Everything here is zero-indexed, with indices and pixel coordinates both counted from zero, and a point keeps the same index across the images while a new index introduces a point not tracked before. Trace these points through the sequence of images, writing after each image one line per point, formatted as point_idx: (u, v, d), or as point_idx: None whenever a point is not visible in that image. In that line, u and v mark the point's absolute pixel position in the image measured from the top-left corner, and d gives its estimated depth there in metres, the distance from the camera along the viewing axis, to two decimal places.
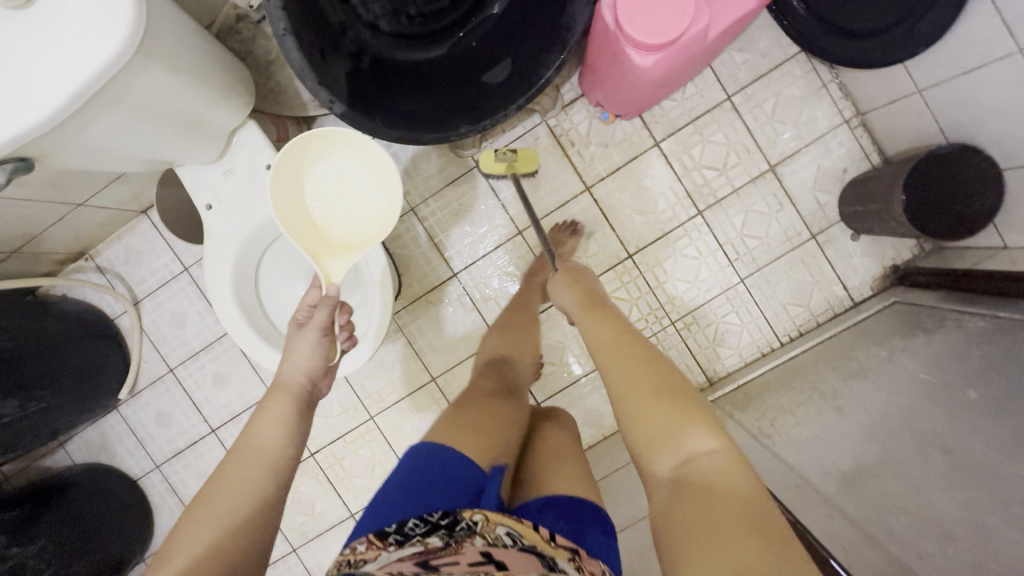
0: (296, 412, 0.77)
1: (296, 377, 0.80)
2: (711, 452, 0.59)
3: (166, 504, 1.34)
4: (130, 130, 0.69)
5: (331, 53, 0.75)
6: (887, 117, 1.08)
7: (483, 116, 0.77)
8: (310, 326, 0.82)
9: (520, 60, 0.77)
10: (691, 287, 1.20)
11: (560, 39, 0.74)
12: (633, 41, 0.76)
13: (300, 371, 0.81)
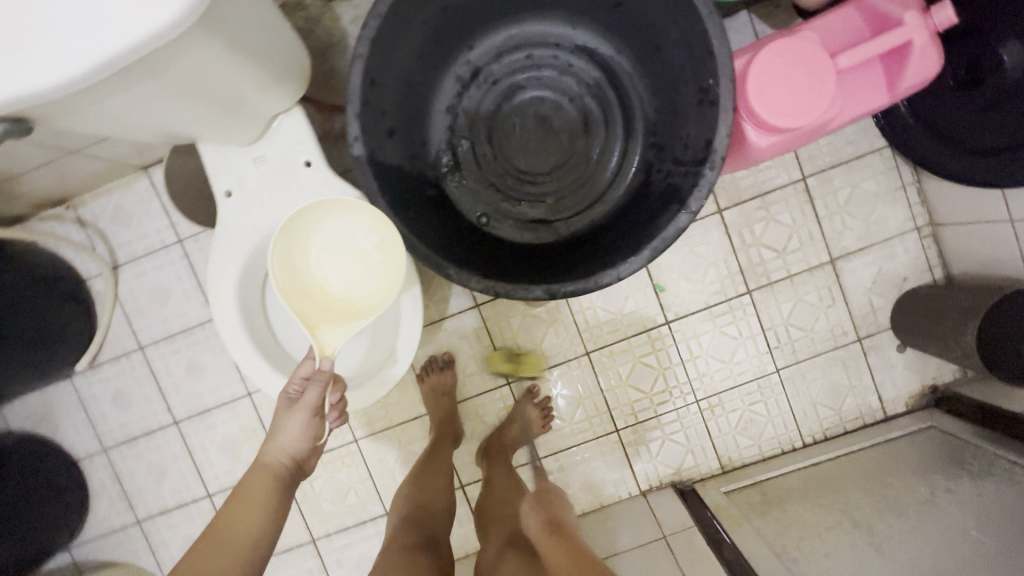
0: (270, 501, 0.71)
1: (279, 458, 0.73)
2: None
3: (106, 493, 1.20)
4: (160, 106, 0.57)
5: (393, 137, 0.77)
6: (965, 235, 1.02)
7: (539, 284, 0.72)
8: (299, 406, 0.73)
9: (597, 261, 0.74)
10: (723, 368, 1.13)
11: (642, 245, 0.71)
12: (756, 119, 0.68)
13: (286, 453, 0.73)
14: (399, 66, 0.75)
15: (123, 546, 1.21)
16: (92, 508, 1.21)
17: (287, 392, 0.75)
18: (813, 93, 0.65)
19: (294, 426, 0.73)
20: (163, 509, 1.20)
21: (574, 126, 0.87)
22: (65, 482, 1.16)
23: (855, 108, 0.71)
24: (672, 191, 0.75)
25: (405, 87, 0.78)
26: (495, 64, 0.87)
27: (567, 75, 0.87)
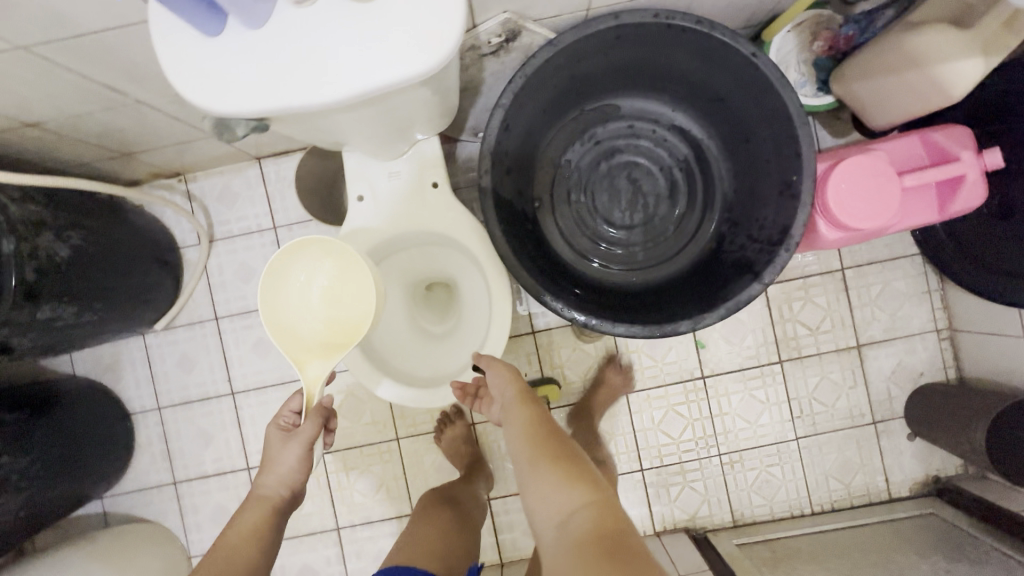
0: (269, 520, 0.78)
1: (277, 490, 0.81)
2: (580, 512, 0.62)
3: (151, 450, 1.26)
4: (359, 121, 0.68)
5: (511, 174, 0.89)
6: (981, 343, 1.14)
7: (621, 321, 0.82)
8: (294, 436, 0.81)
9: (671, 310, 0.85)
10: (747, 428, 1.22)
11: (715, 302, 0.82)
12: (830, 216, 0.81)
13: (282, 485, 0.81)
14: (528, 119, 0.88)
15: (154, 504, 1.25)
16: (134, 462, 1.26)
17: (280, 423, 0.84)
18: (878, 205, 0.78)
19: (293, 459, 0.81)
20: (202, 475, 1.25)
21: (660, 192, 1.01)
22: (119, 432, 1.21)
23: (911, 216, 0.84)
24: (745, 261, 0.87)
25: (529, 137, 0.91)
26: (603, 127, 1.00)
27: (661, 147, 1.01)
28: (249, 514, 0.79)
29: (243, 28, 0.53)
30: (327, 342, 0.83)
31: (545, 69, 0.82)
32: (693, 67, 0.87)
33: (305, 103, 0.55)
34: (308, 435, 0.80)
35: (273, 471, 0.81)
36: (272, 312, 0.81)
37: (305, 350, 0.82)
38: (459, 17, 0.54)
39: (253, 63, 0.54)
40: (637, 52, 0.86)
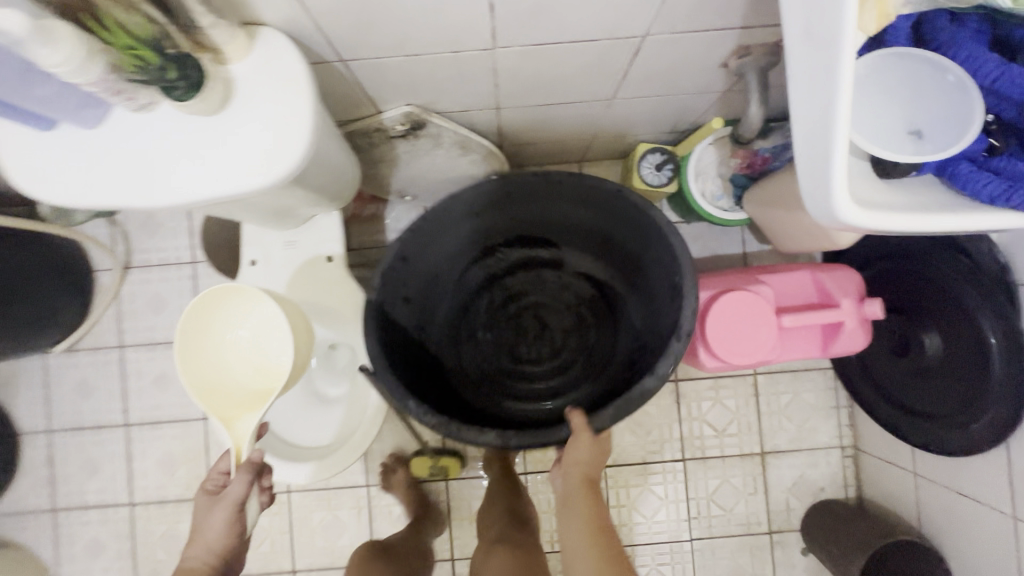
0: None
1: (205, 559, 0.71)
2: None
3: (34, 473, 1.22)
4: (226, 207, 0.67)
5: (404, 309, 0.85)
6: (878, 468, 1.14)
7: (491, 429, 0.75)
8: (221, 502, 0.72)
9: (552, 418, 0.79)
10: (642, 523, 1.20)
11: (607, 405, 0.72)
12: (709, 347, 0.80)
13: (210, 554, 0.71)
14: (430, 260, 0.89)
15: (29, 529, 1.21)
16: (14, 484, 1.22)
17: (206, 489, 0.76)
18: (751, 342, 0.79)
19: (220, 523, 0.72)
20: (83, 505, 1.21)
21: (566, 327, 0.99)
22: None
23: (794, 350, 0.83)
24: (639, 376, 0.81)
25: (439, 274, 0.92)
26: (516, 265, 0.99)
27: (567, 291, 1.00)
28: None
29: (79, 129, 0.52)
30: (257, 393, 0.78)
31: (437, 210, 0.83)
32: (589, 213, 0.87)
33: (139, 204, 0.54)
34: (235, 497, 0.71)
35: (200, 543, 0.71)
36: (192, 369, 0.77)
37: (229, 405, 0.77)
38: (306, 137, 0.54)
39: (89, 162, 0.53)
40: (531, 202, 0.87)
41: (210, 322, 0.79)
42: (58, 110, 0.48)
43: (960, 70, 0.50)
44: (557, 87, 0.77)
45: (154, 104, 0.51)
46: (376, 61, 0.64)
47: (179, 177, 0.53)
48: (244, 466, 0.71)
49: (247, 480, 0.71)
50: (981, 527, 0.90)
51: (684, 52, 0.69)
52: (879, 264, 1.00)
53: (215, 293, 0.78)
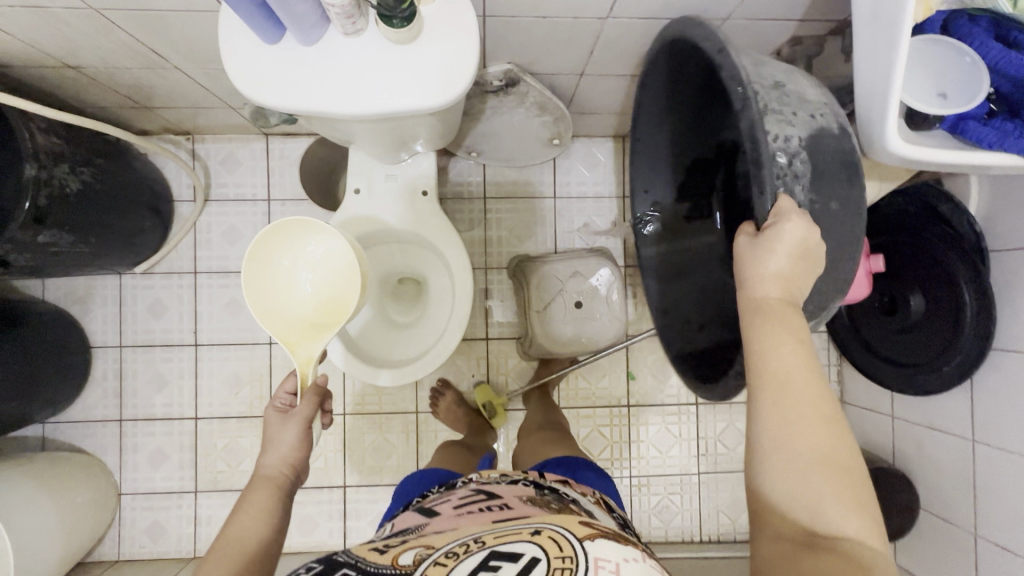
0: (280, 509, 0.66)
1: (281, 468, 0.68)
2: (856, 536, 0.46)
3: (104, 384, 1.30)
4: (372, 130, 0.80)
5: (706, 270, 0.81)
6: (860, 416, 1.34)
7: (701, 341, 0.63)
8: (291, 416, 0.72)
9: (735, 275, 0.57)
10: (658, 456, 1.37)
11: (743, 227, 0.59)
12: None
13: (285, 462, 0.69)
14: (716, 274, 0.83)
15: (97, 437, 1.30)
16: (83, 394, 1.30)
17: (274, 405, 0.74)
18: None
19: (292, 436, 0.70)
20: (150, 416, 1.31)
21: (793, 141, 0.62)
22: (76, 362, 1.26)
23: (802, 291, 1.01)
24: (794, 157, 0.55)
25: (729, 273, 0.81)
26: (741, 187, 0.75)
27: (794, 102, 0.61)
28: (257, 498, 0.65)
29: (298, 45, 0.65)
30: (315, 324, 0.84)
31: (648, 252, 0.91)
32: (666, 121, 0.83)
33: (333, 111, 0.67)
34: (306, 414, 0.72)
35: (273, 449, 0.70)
36: (256, 295, 0.82)
37: (293, 331, 0.82)
38: (473, 68, 0.67)
39: (300, 71, 0.65)
40: (655, 177, 0.88)
41: (267, 257, 0.84)
42: (298, 27, 0.61)
43: (970, 52, 0.61)
44: (639, 58, 0.93)
45: (363, 29, 0.64)
46: (509, 19, 0.79)
47: (369, 92, 0.67)
48: (310, 388, 0.74)
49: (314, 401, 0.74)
50: (945, 453, 1.10)
51: (748, 37, 0.86)
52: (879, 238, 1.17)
53: (282, 226, 0.83)
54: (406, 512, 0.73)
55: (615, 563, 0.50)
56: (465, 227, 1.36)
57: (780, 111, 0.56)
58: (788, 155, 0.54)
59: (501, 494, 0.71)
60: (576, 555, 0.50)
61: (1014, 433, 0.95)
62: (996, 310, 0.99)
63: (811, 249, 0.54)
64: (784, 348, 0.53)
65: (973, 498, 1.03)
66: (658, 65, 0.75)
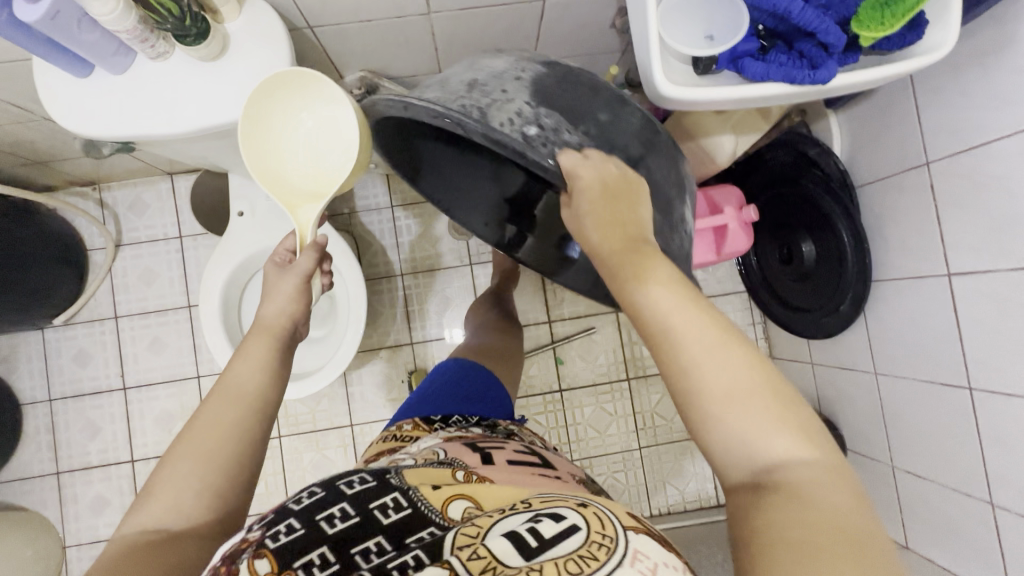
0: (284, 361, 0.61)
1: (279, 320, 0.63)
2: (798, 459, 0.44)
3: (37, 440, 1.31)
4: (220, 151, 0.84)
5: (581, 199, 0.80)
6: (788, 369, 1.35)
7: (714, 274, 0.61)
8: (289, 271, 0.65)
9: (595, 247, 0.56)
10: (597, 437, 1.38)
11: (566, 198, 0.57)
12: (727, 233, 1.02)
13: (285, 315, 0.63)
14: None
15: (35, 493, 1.30)
16: (18, 453, 1.31)
17: (273, 260, 0.68)
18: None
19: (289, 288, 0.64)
20: (86, 465, 1.31)
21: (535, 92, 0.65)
22: (6, 421, 1.27)
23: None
24: (542, 97, 0.56)
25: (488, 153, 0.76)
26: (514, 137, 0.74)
27: (493, 65, 0.60)
28: (256, 346, 0.61)
29: (110, 74, 0.67)
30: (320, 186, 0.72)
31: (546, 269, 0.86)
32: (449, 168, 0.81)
33: (154, 133, 0.70)
34: (304, 270, 0.64)
35: (278, 298, 0.64)
36: (256, 156, 0.71)
37: (295, 195, 0.72)
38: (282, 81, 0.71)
39: (114, 98, 0.68)
40: (472, 209, 0.85)
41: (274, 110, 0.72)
42: (98, 58, 0.64)
43: None
44: (486, 46, 0.96)
45: (168, 52, 0.67)
46: (337, 26, 0.82)
47: (186, 111, 0.69)
48: (309, 245, 0.65)
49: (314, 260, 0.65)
50: (857, 390, 1.10)
51: (578, 14, 0.89)
52: (769, 192, 1.18)
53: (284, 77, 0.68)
54: (454, 441, 0.67)
55: (655, 561, 0.41)
56: (377, 237, 1.38)
57: (485, 91, 0.55)
58: (531, 120, 0.53)
59: (552, 463, 0.69)
60: (617, 535, 0.42)
61: (903, 357, 0.97)
62: (871, 243, 1.01)
63: (617, 188, 0.54)
64: (662, 289, 0.50)
65: (886, 428, 1.04)
66: (386, 128, 0.65)
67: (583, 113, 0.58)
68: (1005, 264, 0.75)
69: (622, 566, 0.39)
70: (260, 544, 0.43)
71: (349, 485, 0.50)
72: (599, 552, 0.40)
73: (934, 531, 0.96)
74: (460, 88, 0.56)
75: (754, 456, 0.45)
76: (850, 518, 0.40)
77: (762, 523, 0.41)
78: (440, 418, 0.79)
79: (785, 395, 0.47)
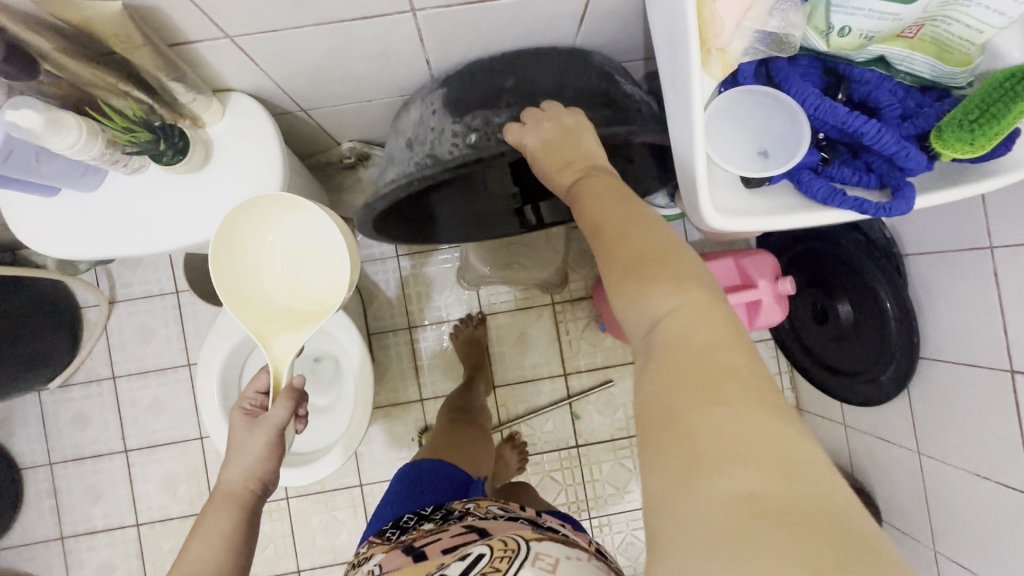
0: (243, 521, 0.67)
1: (244, 482, 0.68)
2: (678, 313, 0.42)
3: (39, 505, 1.27)
4: None
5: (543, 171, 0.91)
6: (817, 424, 1.28)
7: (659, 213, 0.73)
8: (263, 424, 0.68)
9: None
10: (616, 493, 1.32)
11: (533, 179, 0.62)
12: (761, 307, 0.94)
13: (245, 477, 0.68)
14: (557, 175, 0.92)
15: (40, 558, 1.27)
16: (20, 517, 1.27)
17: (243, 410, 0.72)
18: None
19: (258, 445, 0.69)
20: (90, 530, 1.28)
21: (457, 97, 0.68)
22: (6, 489, 1.23)
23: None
24: (463, 112, 0.62)
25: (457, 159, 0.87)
26: None
27: (420, 108, 0.66)
28: (217, 518, 0.66)
29: (82, 192, 0.60)
30: (295, 311, 0.68)
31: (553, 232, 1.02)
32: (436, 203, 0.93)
33: (135, 253, 0.63)
34: (279, 420, 0.65)
35: (238, 459, 0.68)
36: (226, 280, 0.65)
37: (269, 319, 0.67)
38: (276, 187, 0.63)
39: (87, 218, 0.61)
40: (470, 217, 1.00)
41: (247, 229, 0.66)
42: (64, 183, 0.57)
43: (789, 99, 0.54)
44: None
45: (145, 166, 0.60)
46: (332, 108, 0.73)
47: (168, 227, 0.62)
48: (284, 393, 0.65)
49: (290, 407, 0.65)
50: (896, 464, 1.04)
51: None
52: (806, 244, 1.10)
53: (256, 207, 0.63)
54: (394, 549, 0.70)
55: (553, 556, 0.56)
56: (382, 288, 1.31)
57: (422, 141, 0.63)
58: (466, 133, 0.60)
59: (496, 530, 0.68)
60: (517, 545, 0.57)
61: (952, 443, 0.89)
62: (918, 317, 0.93)
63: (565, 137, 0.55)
64: (601, 218, 0.50)
65: (928, 510, 0.98)
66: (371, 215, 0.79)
67: (495, 89, 0.62)
68: None
69: (525, 566, 0.53)
70: None
71: None
72: (502, 560, 0.54)
73: None
74: (406, 154, 0.65)
75: (645, 318, 0.44)
76: (728, 363, 0.39)
77: (664, 405, 0.39)
78: (392, 524, 0.79)
79: (655, 247, 0.46)
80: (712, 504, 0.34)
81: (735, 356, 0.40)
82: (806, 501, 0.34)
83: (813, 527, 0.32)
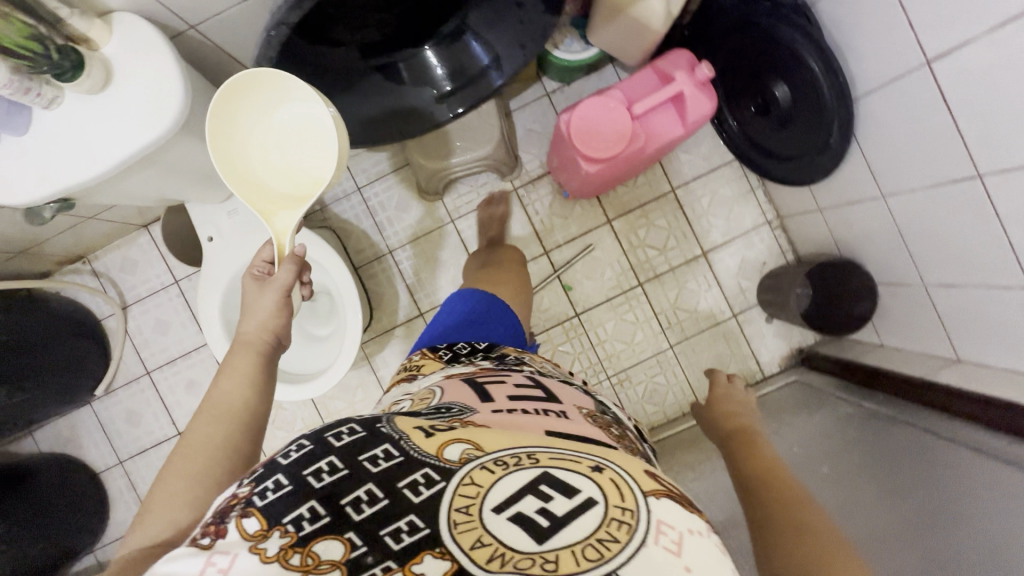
0: (265, 373, 0.70)
1: (260, 335, 0.72)
2: (771, 455, 0.72)
3: (123, 499, 1.42)
4: (157, 181, 0.84)
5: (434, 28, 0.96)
6: (799, 224, 1.29)
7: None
8: (271, 287, 0.74)
9: None
10: (626, 348, 1.37)
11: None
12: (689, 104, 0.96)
13: (264, 330, 0.73)
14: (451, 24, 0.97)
15: None
16: (111, 514, 1.42)
17: (251, 272, 0.80)
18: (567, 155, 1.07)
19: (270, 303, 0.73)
20: None
21: None
22: (89, 490, 1.37)
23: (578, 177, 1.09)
24: None
25: (355, 50, 0.92)
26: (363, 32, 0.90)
27: None
28: (243, 359, 0.70)
29: (14, 136, 0.67)
30: (293, 192, 0.80)
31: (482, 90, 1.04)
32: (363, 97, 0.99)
33: (79, 181, 0.70)
34: (286, 282, 0.72)
35: (253, 316, 0.73)
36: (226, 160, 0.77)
37: (270, 200, 0.80)
38: (177, 88, 0.69)
39: (28, 159, 0.68)
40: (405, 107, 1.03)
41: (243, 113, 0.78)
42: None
43: None
44: None
45: (59, 95, 0.67)
46: (217, 16, 0.77)
47: (96, 148, 0.69)
48: (289, 258, 0.74)
49: (295, 270, 0.73)
50: (870, 220, 1.05)
51: None
52: (734, 36, 1.09)
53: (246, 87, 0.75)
54: (455, 376, 0.66)
55: (678, 532, 0.40)
56: (355, 223, 1.38)
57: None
58: None
59: (559, 394, 0.63)
60: (637, 510, 0.40)
61: (905, 168, 0.90)
62: (843, 60, 0.92)
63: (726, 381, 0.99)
64: (741, 432, 0.83)
65: (908, 249, 0.99)
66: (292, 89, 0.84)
67: None
68: (982, 27, 0.67)
69: (648, 544, 0.38)
70: (248, 502, 0.40)
71: (336, 436, 0.44)
72: (620, 533, 0.38)
73: (979, 334, 0.91)
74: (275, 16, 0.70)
75: (752, 467, 0.70)
76: (773, 471, 0.67)
77: (763, 477, 0.67)
78: (447, 346, 0.79)
79: (747, 437, 0.80)
80: (813, 542, 0.54)
81: (762, 454, 0.72)
82: (822, 529, 0.56)
83: (819, 533, 0.56)
